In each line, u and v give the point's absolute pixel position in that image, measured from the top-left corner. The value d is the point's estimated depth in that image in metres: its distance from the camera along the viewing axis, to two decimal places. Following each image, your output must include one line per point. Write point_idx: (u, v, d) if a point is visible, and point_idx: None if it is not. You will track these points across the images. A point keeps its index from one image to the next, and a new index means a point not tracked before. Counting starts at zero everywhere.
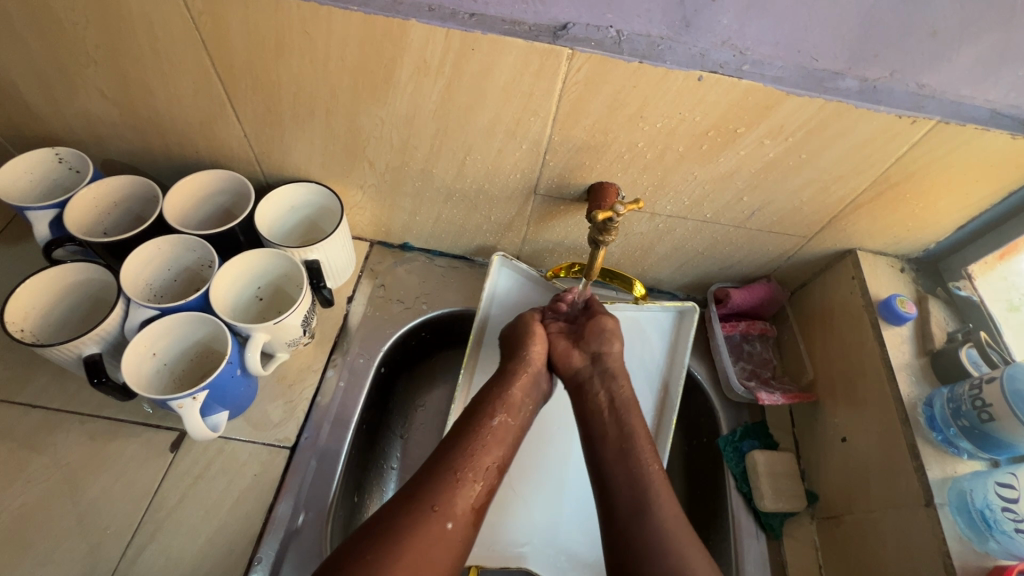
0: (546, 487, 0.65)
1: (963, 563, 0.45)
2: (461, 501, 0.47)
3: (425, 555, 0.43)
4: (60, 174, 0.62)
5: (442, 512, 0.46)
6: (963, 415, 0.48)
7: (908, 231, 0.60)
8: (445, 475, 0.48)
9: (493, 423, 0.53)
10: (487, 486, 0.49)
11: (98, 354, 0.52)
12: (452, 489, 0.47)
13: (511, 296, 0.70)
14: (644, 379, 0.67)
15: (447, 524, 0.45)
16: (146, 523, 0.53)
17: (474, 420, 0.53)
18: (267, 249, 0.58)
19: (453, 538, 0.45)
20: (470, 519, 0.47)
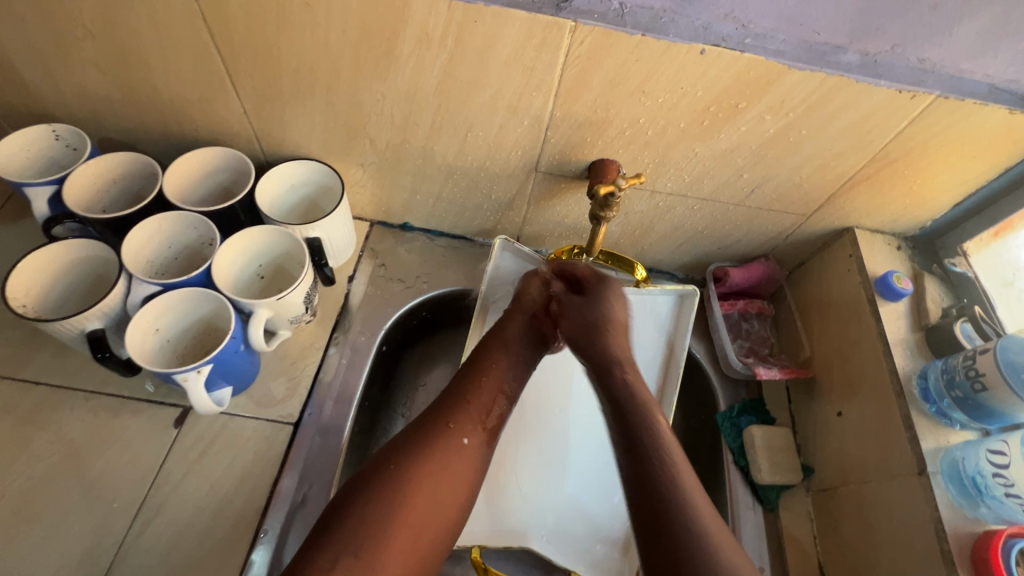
0: (545, 466, 0.66)
1: (955, 529, 0.46)
2: (474, 423, 0.50)
3: (443, 469, 0.47)
4: (58, 152, 0.62)
5: (457, 430, 0.49)
6: (957, 386, 0.50)
7: (905, 208, 0.60)
8: (458, 402, 0.51)
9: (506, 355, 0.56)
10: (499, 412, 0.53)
11: (102, 330, 0.52)
12: (464, 415, 0.50)
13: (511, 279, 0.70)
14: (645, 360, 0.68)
15: (464, 440, 0.49)
16: (152, 496, 0.53)
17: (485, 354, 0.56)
18: (269, 226, 0.58)
19: (468, 456, 0.49)
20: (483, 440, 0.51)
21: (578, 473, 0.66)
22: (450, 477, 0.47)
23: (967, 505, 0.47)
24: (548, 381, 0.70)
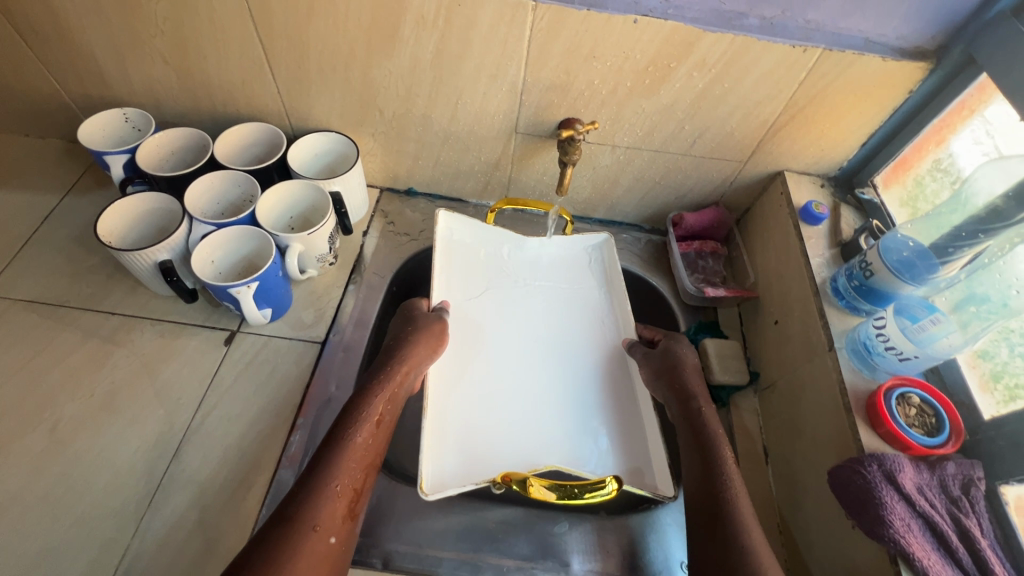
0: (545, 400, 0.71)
1: (853, 385, 0.57)
2: (340, 513, 0.50)
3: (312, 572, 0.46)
4: (126, 132, 0.77)
5: (325, 530, 0.48)
6: (854, 277, 0.61)
7: (823, 150, 0.73)
8: (319, 490, 0.49)
9: (363, 430, 0.55)
10: (360, 489, 0.52)
11: (169, 261, 0.65)
12: (325, 500, 0.49)
13: (460, 246, 0.80)
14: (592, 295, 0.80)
15: (330, 539, 0.48)
16: (210, 395, 0.66)
17: (338, 436, 0.54)
18: (299, 181, 0.72)
19: (335, 548, 0.48)
20: (350, 525, 0.50)
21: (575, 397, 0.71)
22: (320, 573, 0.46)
23: (866, 369, 0.57)
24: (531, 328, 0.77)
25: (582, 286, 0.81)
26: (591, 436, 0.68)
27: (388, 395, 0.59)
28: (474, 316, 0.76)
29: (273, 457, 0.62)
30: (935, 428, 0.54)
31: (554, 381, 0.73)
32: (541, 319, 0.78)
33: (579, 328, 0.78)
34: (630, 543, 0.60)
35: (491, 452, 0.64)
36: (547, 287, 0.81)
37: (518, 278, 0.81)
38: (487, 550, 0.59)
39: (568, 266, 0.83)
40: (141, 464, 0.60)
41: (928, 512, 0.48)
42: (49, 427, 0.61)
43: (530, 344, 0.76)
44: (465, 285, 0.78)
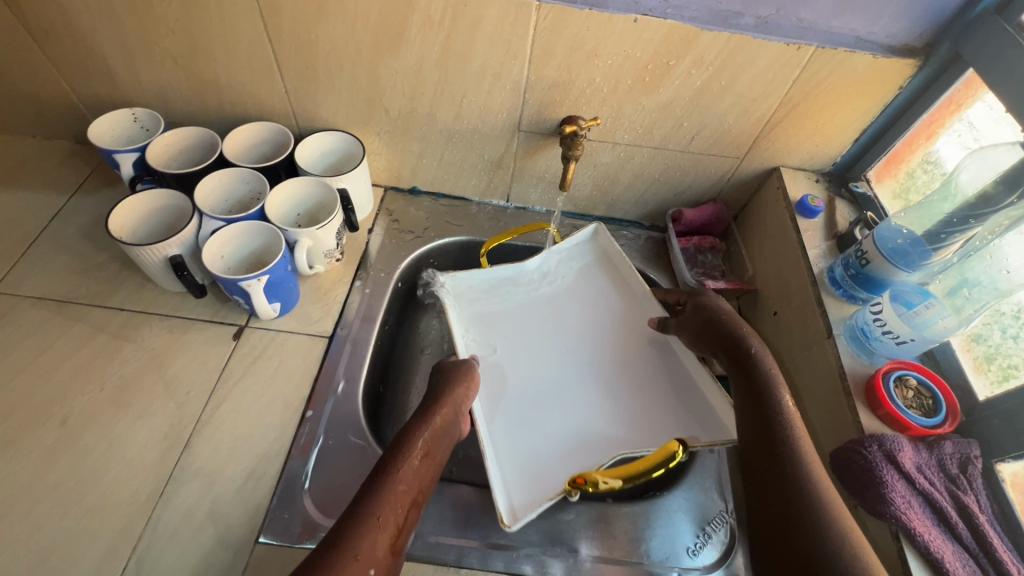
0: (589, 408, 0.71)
1: (852, 369, 0.58)
2: (383, 545, 0.46)
3: None
4: (135, 132, 0.78)
5: (365, 560, 0.44)
6: (851, 266, 0.63)
7: (817, 146, 0.75)
8: (363, 516, 0.46)
9: (411, 461, 0.52)
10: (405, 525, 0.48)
11: (180, 255, 0.66)
12: (371, 529, 0.46)
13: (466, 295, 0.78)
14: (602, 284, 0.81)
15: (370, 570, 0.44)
16: (219, 388, 0.66)
17: (389, 463, 0.51)
18: (307, 178, 0.73)
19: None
20: (392, 560, 0.46)
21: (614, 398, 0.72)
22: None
23: (865, 354, 0.59)
24: (565, 341, 0.78)
25: (603, 276, 0.81)
26: (641, 423, 0.69)
27: (438, 429, 0.56)
28: (501, 343, 0.76)
29: (283, 448, 0.63)
30: (932, 409, 0.55)
31: (592, 388, 0.73)
32: (570, 327, 0.79)
33: (606, 324, 0.79)
34: (635, 530, 0.61)
35: (552, 464, 0.65)
36: (569, 292, 0.81)
37: (538, 295, 0.81)
38: (496, 537, 0.59)
39: (582, 261, 0.83)
40: (152, 456, 0.60)
41: (927, 490, 0.50)
42: (59, 420, 0.62)
43: (566, 356, 0.76)
44: (486, 315, 0.78)
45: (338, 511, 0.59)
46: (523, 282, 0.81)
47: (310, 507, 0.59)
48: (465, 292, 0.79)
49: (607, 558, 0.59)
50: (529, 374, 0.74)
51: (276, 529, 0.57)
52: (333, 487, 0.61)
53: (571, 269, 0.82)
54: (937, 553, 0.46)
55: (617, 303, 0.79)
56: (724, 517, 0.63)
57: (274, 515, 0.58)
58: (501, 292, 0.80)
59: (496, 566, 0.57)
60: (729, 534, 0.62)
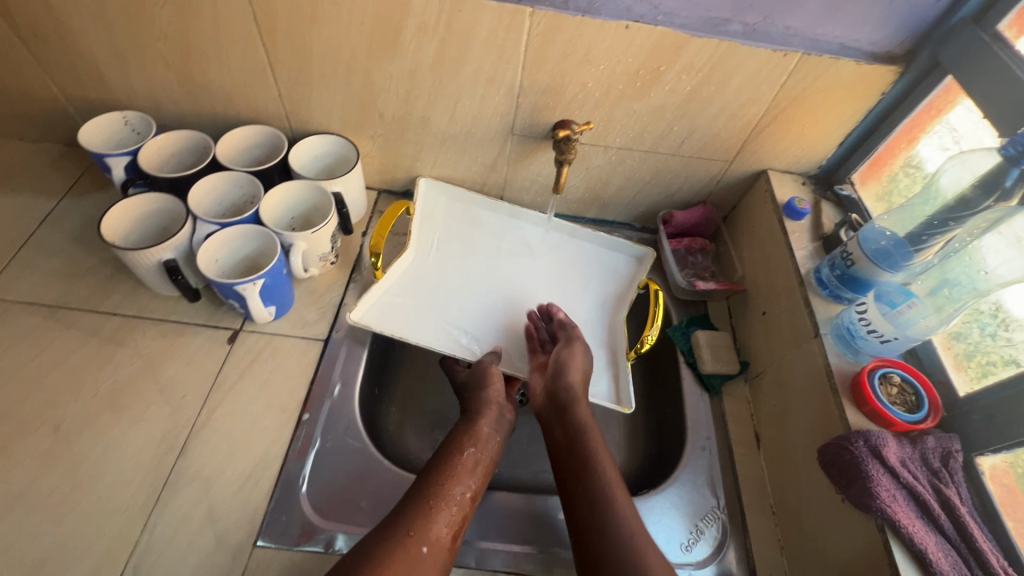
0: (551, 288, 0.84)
1: (839, 367, 0.60)
2: (437, 529, 0.53)
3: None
4: (125, 135, 0.77)
5: (419, 536, 0.51)
6: (837, 267, 0.64)
7: (803, 150, 0.77)
8: (422, 501, 0.54)
9: (461, 457, 0.60)
10: (460, 514, 0.56)
11: (174, 259, 0.66)
12: (430, 514, 0.53)
13: (391, 320, 0.74)
14: (478, 211, 0.87)
15: (424, 548, 0.51)
16: (214, 392, 0.66)
17: (445, 455, 0.60)
18: (302, 181, 0.73)
19: (429, 560, 0.51)
20: (445, 545, 0.53)
21: (559, 276, 0.86)
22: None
23: (850, 353, 0.61)
24: (499, 260, 0.85)
25: (458, 211, 0.87)
26: (597, 278, 0.86)
27: (487, 431, 0.65)
28: (440, 317, 0.77)
29: (280, 451, 0.63)
30: (915, 405, 0.57)
31: (543, 286, 0.84)
32: (487, 252, 0.85)
33: (508, 239, 0.87)
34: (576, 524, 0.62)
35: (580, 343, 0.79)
36: (447, 244, 0.84)
37: (440, 247, 0.84)
38: (493, 536, 0.60)
39: (446, 204, 0.86)
40: (146, 461, 0.60)
41: (911, 483, 0.51)
42: (52, 427, 0.61)
43: (503, 293, 0.82)
44: (414, 307, 0.77)
45: (337, 514, 0.59)
46: (409, 261, 0.81)
47: (309, 510, 0.59)
48: (382, 311, 0.74)
49: None
50: (498, 305, 0.81)
51: (273, 532, 0.57)
52: (330, 490, 0.61)
53: (431, 223, 0.85)
54: (920, 544, 0.48)
55: (506, 221, 0.87)
56: (716, 513, 0.64)
57: (272, 518, 0.58)
58: (402, 283, 0.78)
59: (493, 566, 0.58)
60: None
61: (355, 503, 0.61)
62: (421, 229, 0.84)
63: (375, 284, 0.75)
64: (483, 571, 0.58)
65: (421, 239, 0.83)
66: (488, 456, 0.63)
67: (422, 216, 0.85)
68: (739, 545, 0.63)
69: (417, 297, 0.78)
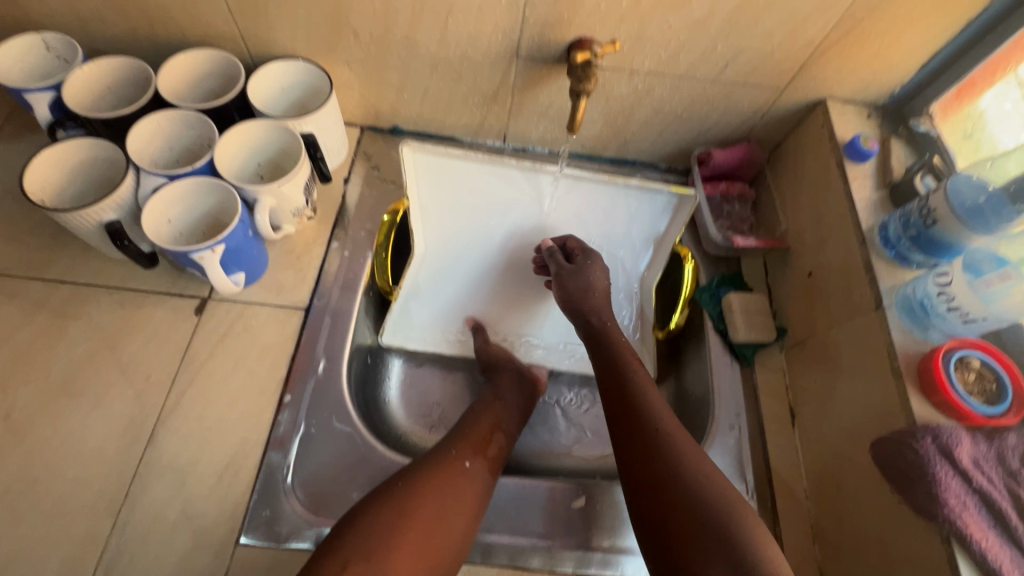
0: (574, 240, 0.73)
1: (904, 348, 0.51)
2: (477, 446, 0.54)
3: (449, 487, 0.49)
4: (50, 64, 0.63)
5: (460, 454, 0.52)
6: (912, 226, 0.54)
7: (874, 73, 0.63)
8: (460, 430, 0.56)
9: (492, 398, 0.61)
10: (497, 448, 0.56)
11: (117, 221, 0.55)
12: (464, 439, 0.54)
13: (415, 328, 0.69)
14: (484, 169, 0.68)
15: (465, 463, 0.52)
16: (183, 372, 0.58)
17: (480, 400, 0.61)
18: (264, 121, 0.61)
19: (471, 475, 0.51)
20: (487, 467, 0.53)
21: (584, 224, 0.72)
22: (458, 492, 0.49)
23: (919, 329, 0.51)
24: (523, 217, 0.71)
25: (458, 172, 0.68)
26: (630, 235, 0.72)
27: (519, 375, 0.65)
28: (464, 305, 0.71)
29: (260, 438, 0.56)
30: (996, 395, 0.49)
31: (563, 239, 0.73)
32: (502, 216, 0.71)
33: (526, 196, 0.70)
34: (603, 511, 0.57)
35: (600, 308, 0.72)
36: (452, 213, 0.70)
37: (451, 221, 0.70)
38: (498, 529, 0.55)
39: (443, 166, 0.67)
40: (112, 452, 0.54)
41: (984, 488, 0.45)
42: (2, 415, 0.54)
43: (528, 266, 0.73)
44: (435, 302, 0.71)
45: (328, 508, 0.54)
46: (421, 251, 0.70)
47: (295, 504, 0.53)
48: (406, 320, 0.69)
49: (622, 546, 0.55)
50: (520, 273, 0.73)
51: (258, 529, 0.52)
52: (319, 479, 0.55)
53: (432, 194, 0.69)
54: (993, 560, 0.42)
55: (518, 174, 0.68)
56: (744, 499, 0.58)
57: (254, 513, 0.52)
58: (420, 279, 0.70)
59: (499, 561, 0.53)
60: None
61: (347, 494, 0.55)
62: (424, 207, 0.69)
63: (394, 303, 0.68)
64: (488, 566, 0.53)
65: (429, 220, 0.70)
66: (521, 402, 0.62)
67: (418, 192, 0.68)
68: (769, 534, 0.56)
69: (439, 290, 0.71)
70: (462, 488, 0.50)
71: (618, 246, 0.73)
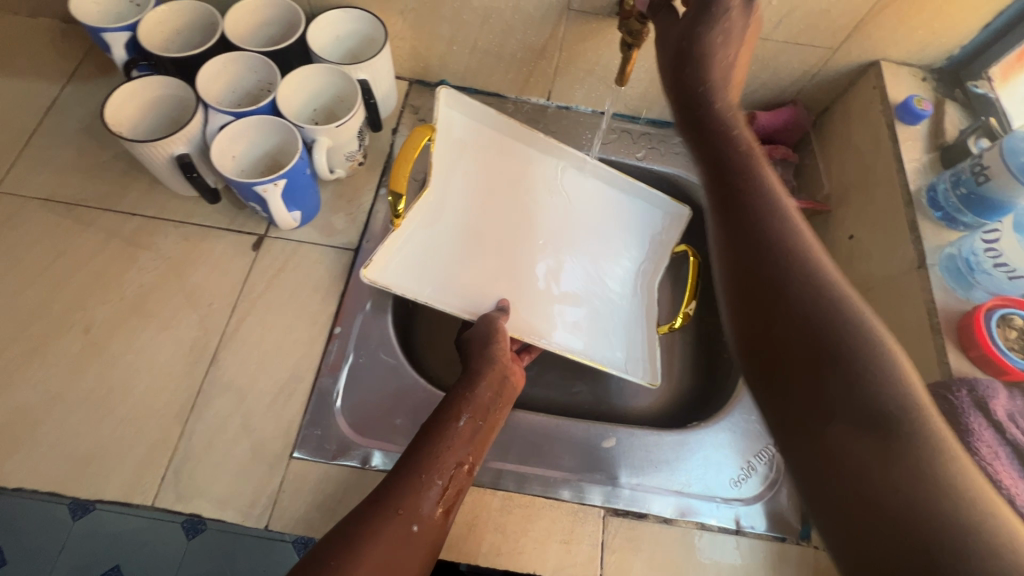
0: (580, 225, 0.71)
1: (945, 305, 0.51)
2: (427, 504, 0.45)
3: (392, 557, 0.41)
4: (124, 9, 0.65)
5: (407, 516, 0.44)
6: (962, 184, 0.54)
7: (934, 34, 0.61)
8: (409, 478, 0.46)
9: (458, 424, 0.50)
10: (456, 487, 0.47)
11: (187, 155, 0.59)
12: (415, 491, 0.45)
13: (409, 258, 0.61)
14: (486, 133, 0.68)
15: (413, 527, 0.43)
16: (242, 302, 0.62)
17: (441, 419, 0.50)
18: (323, 65, 0.63)
19: (418, 542, 0.43)
20: (438, 520, 0.45)
21: (592, 208, 0.72)
22: (404, 563, 0.42)
23: (962, 289, 0.52)
24: (518, 200, 0.70)
25: (470, 133, 0.67)
26: (635, 232, 0.72)
27: (489, 395, 0.53)
28: (453, 274, 0.63)
29: (312, 365, 0.60)
30: None
31: (557, 222, 0.71)
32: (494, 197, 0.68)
33: (524, 176, 0.70)
34: (627, 450, 0.59)
35: (610, 296, 0.69)
36: (473, 172, 0.67)
37: (464, 176, 0.67)
38: (532, 462, 0.58)
39: (482, 131, 0.68)
40: (178, 369, 0.58)
41: (1017, 440, 0.46)
42: (82, 330, 0.59)
43: (526, 249, 0.69)
44: (435, 256, 0.63)
45: (373, 432, 0.57)
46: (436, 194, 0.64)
47: (343, 425, 0.57)
48: (402, 260, 0.60)
49: (646, 480, 0.58)
50: (516, 257, 0.68)
51: (310, 446, 0.56)
52: (365, 406, 0.59)
53: (450, 149, 0.66)
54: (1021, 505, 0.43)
55: (515, 142, 0.69)
56: (770, 451, 0.60)
57: (307, 432, 0.56)
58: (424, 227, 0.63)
59: (532, 490, 0.56)
60: (673, 454, 0.59)
61: (391, 421, 0.58)
62: (443, 156, 0.65)
63: (395, 232, 0.59)
64: (521, 493, 0.56)
65: (448, 167, 0.65)
66: (493, 423, 0.52)
67: (446, 138, 0.65)
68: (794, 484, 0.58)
69: (442, 242, 0.64)
70: (406, 557, 0.42)
71: (623, 250, 0.72)
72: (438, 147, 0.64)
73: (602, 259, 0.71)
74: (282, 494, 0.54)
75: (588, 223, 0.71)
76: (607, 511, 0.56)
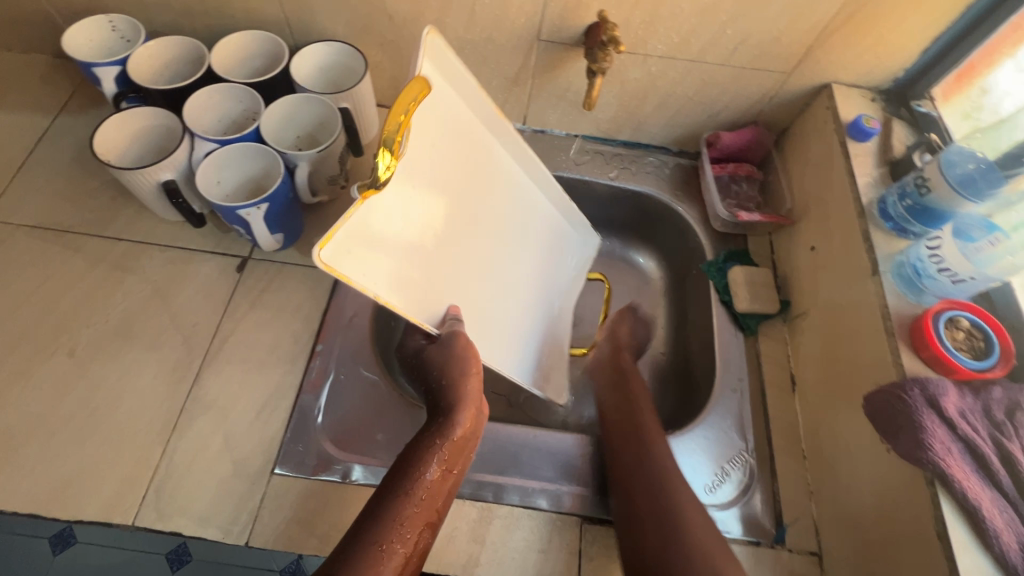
0: (527, 238, 0.67)
1: (897, 309, 0.54)
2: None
3: None
4: (115, 44, 0.68)
5: None
6: (907, 196, 0.57)
7: (878, 58, 0.66)
8: (367, 549, 0.44)
9: (420, 483, 0.48)
10: (411, 550, 0.46)
11: (173, 181, 0.61)
12: (374, 565, 0.43)
13: (376, 245, 0.42)
14: (465, 103, 0.52)
15: None
16: (226, 322, 0.64)
17: (404, 478, 0.48)
18: (305, 95, 0.66)
19: None
20: None
21: (535, 220, 0.68)
22: None
23: (913, 294, 0.55)
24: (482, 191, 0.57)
25: (451, 99, 0.50)
26: (564, 260, 0.76)
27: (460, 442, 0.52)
28: (413, 270, 0.47)
29: (294, 382, 0.61)
30: (984, 351, 0.52)
31: (508, 227, 0.63)
32: (463, 182, 0.54)
33: (488, 164, 0.58)
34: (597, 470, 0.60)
35: (542, 316, 0.71)
36: (450, 146, 0.51)
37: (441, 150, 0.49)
38: (510, 473, 0.59)
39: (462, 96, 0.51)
40: (161, 388, 0.59)
41: (968, 436, 0.47)
42: (67, 352, 0.60)
43: (481, 249, 0.58)
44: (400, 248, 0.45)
45: (354, 446, 0.59)
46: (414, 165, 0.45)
47: (323, 440, 0.58)
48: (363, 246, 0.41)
49: None
50: (472, 257, 0.57)
51: (291, 462, 0.57)
52: (346, 421, 0.60)
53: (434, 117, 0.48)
54: (975, 500, 0.44)
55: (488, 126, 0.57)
56: (744, 455, 0.61)
57: (288, 448, 0.57)
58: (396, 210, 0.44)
59: (511, 501, 0.57)
60: None
61: (372, 435, 0.60)
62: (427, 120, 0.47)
63: (357, 208, 0.39)
64: (500, 505, 0.57)
65: (429, 136, 0.47)
66: (455, 476, 0.51)
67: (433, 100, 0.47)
68: (766, 489, 0.60)
69: (409, 230, 0.46)
70: None
71: (555, 271, 0.74)
72: (425, 110, 0.46)
73: (540, 274, 0.70)
74: (263, 510, 0.54)
75: (532, 235, 0.68)
76: (585, 519, 0.57)
